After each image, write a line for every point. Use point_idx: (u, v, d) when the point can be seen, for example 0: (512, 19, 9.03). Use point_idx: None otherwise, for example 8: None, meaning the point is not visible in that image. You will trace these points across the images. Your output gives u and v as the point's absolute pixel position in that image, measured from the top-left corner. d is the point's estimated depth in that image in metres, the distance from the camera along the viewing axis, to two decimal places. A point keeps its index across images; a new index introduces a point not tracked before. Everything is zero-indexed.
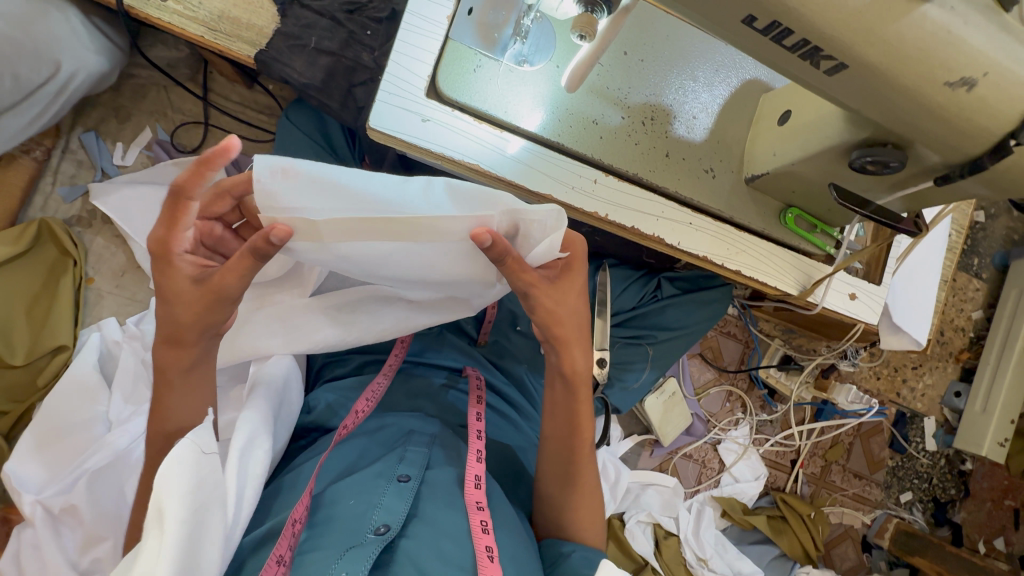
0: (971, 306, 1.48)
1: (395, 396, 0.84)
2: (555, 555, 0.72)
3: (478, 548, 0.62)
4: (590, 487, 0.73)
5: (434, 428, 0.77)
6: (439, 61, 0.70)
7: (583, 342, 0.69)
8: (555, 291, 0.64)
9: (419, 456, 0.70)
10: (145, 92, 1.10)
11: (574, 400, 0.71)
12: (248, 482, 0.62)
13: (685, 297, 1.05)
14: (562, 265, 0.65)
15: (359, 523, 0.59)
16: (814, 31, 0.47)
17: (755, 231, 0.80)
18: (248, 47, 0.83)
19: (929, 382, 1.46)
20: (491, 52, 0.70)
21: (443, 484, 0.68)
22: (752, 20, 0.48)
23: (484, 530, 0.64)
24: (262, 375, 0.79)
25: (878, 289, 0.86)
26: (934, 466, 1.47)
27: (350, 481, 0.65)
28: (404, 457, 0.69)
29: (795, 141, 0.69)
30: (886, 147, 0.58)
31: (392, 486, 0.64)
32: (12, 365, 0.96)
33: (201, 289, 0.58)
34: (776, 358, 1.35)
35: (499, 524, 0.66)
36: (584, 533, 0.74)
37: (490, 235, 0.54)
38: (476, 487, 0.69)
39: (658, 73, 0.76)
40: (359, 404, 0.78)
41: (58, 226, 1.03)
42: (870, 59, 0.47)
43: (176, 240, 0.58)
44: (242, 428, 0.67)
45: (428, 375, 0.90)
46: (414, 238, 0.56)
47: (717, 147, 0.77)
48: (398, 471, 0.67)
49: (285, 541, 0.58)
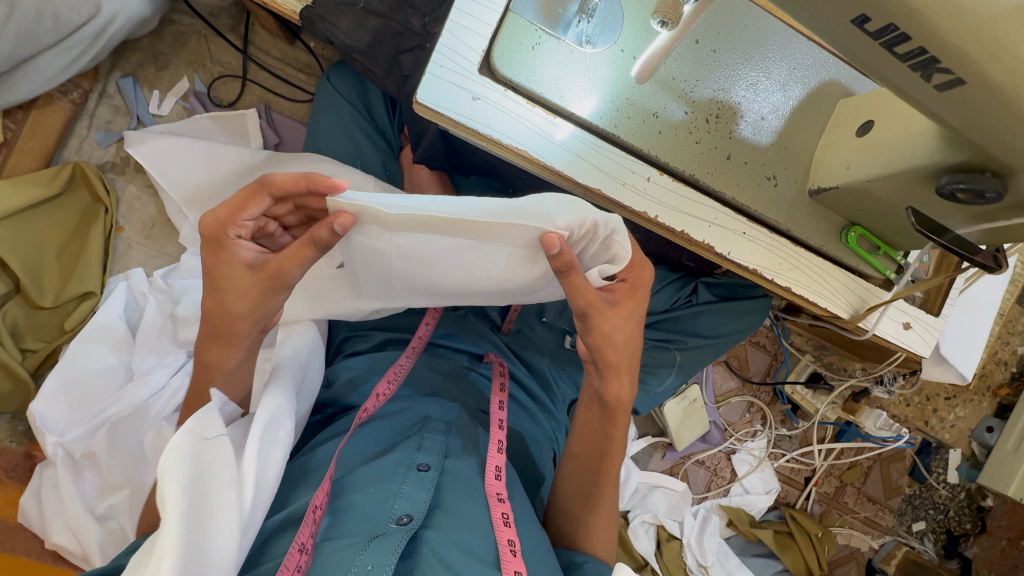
0: (1017, 341, 1.41)
1: (415, 377, 0.83)
2: (567, 562, 0.70)
3: (500, 541, 0.61)
4: (610, 497, 0.72)
5: (453, 415, 0.75)
6: (496, 34, 0.65)
7: (631, 371, 0.67)
8: (615, 317, 0.60)
9: (437, 444, 0.68)
10: (185, 40, 1.06)
11: (609, 427, 0.70)
12: (268, 464, 0.60)
13: (721, 304, 1.01)
14: (626, 289, 0.61)
15: (380, 512, 0.59)
16: (936, 41, 0.41)
17: (811, 247, 0.75)
18: (294, 2, 0.79)
19: (960, 414, 1.40)
20: (553, 29, 0.65)
21: (463, 474, 0.66)
22: (864, 21, 0.43)
23: (507, 522, 0.63)
24: (285, 350, 0.77)
25: (936, 321, 0.80)
26: (952, 499, 1.43)
27: (369, 468, 0.64)
28: (423, 445, 0.67)
29: (874, 156, 0.63)
30: (985, 176, 0.52)
31: (412, 475, 0.63)
32: (41, 306, 0.97)
33: (257, 274, 0.59)
34: (804, 375, 1.29)
35: (519, 514, 0.65)
36: (597, 544, 0.73)
37: (560, 243, 0.52)
38: (497, 478, 0.68)
39: (729, 66, 0.69)
40: (381, 386, 0.76)
41: (92, 171, 1.02)
42: (993, 77, 0.41)
43: (233, 223, 0.59)
44: (268, 404, 0.65)
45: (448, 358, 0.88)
46: (476, 237, 0.53)
47: (784, 153, 0.71)
48: (417, 459, 0.65)
49: (308, 528, 0.57)
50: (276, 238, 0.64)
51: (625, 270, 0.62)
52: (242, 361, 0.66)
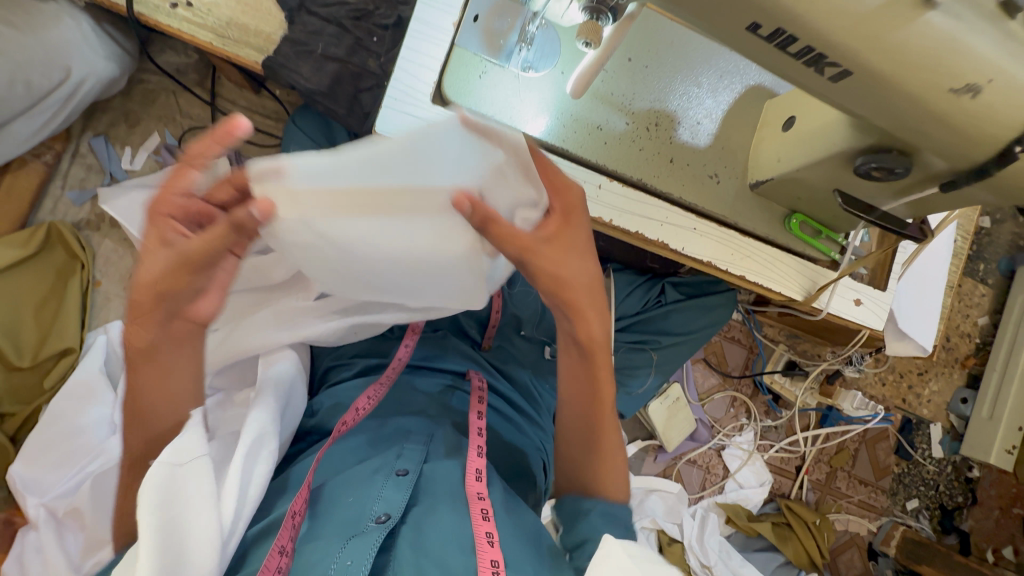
0: (976, 313, 1.48)
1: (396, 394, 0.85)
2: (575, 510, 0.70)
3: (478, 534, 0.62)
4: (605, 440, 0.72)
5: (435, 429, 0.78)
6: (445, 67, 0.71)
7: (602, 307, 0.66)
8: (552, 251, 0.59)
9: (416, 452, 0.72)
10: (154, 97, 1.11)
11: (593, 367, 0.70)
12: (251, 483, 0.62)
13: (688, 302, 1.06)
14: (557, 214, 0.60)
15: (359, 514, 0.62)
16: (819, 39, 0.47)
17: (760, 237, 0.80)
18: (256, 54, 0.84)
19: (935, 389, 1.45)
20: (497, 58, 0.70)
21: (442, 478, 0.69)
22: (757, 28, 0.48)
23: (484, 517, 0.64)
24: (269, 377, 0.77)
25: (884, 295, 0.85)
26: (940, 474, 1.46)
27: (351, 478, 0.67)
28: (402, 453, 0.71)
29: (799, 148, 0.69)
30: (891, 154, 0.58)
31: (390, 480, 0.67)
32: (18, 367, 0.97)
33: (171, 256, 0.55)
34: (781, 364, 1.33)
35: (500, 509, 0.67)
36: (606, 485, 0.72)
37: (470, 202, 0.49)
38: (477, 480, 0.69)
39: (662, 79, 0.76)
40: (359, 401, 0.79)
41: (67, 229, 1.04)
42: (875, 65, 0.47)
43: (168, 202, 0.54)
44: (251, 429, 0.66)
45: (426, 378, 0.90)
46: (391, 211, 0.49)
47: (722, 152, 0.78)
48: (396, 465, 0.69)
49: (286, 532, 0.60)
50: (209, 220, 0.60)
51: (552, 197, 0.60)
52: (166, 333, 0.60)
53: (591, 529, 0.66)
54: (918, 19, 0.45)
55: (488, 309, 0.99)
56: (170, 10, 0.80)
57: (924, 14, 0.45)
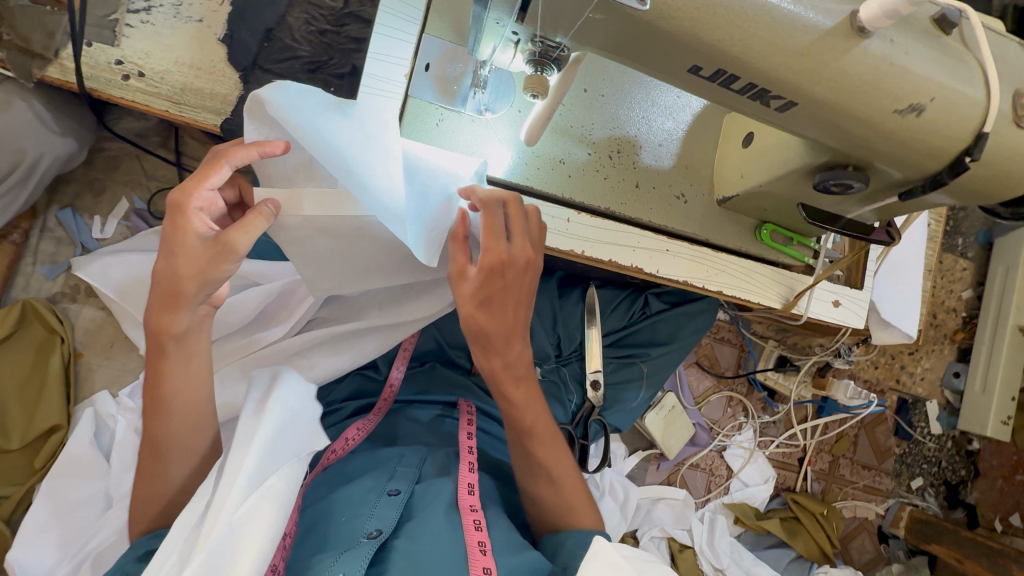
0: (960, 287, 1.49)
1: (384, 429, 0.88)
2: (554, 546, 0.71)
3: (472, 543, 0.66)
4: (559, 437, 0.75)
5: (427, 451, 0.83)
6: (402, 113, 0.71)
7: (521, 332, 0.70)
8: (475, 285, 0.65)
9: (409, 472, 0.77)
10: (118, 163, 1.08)
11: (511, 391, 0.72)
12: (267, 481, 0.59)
13: (672, 311, 1.06)
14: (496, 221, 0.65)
15: (353, 530, 0.67)
16: (762, 75, 0.47)
17: (732, 250, 0.81)
18: (214, 116, 0.83)
19: (928, 366, 1.47)
20: (452, 104, 0.70)
21: (433, 494, 0.73)
22: (698, 70, 0.48)
23: (477, 527, 0.69)
24: (282, 397, 0.66)
25: (861, 293, 0.87)
26: (941, 449, 1.48)
27: (344, 497, 0.72)
28: (395, 474, 0.76)
29: (759, 164, 0.69)
30: (848, 169, 0.58)
31: (383, 499, 0.71)
32: (5, 450, 0.96)
33: (212, 244, 0.61)
34: (772, 361, 1.35)
35: (492, 522, 0.71)
36: (579, 501, 0.75)
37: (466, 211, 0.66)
38: (469, 493, 0.73)
39: (620, 105, 0.76)
40: (349, 432, 0.83)
41: (42, 305, 1.02)
42: (818, 94, 0.48)
43: (196, 196, 0.62)
44: (266, 433, 0.61)
45: (419, 410, 0.92)
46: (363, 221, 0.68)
47: (686, 171, 0.78)
48: (388, 486, 0.74)
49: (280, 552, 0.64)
50: (221, 218, 0.68)
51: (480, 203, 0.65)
52: (191, 330, 0.65)
53: (571, 558, 0.68)
54: (854, 47, 0.46)
55: None
56: (122, 83, 0.80)
57: (859, 42, 0.45)
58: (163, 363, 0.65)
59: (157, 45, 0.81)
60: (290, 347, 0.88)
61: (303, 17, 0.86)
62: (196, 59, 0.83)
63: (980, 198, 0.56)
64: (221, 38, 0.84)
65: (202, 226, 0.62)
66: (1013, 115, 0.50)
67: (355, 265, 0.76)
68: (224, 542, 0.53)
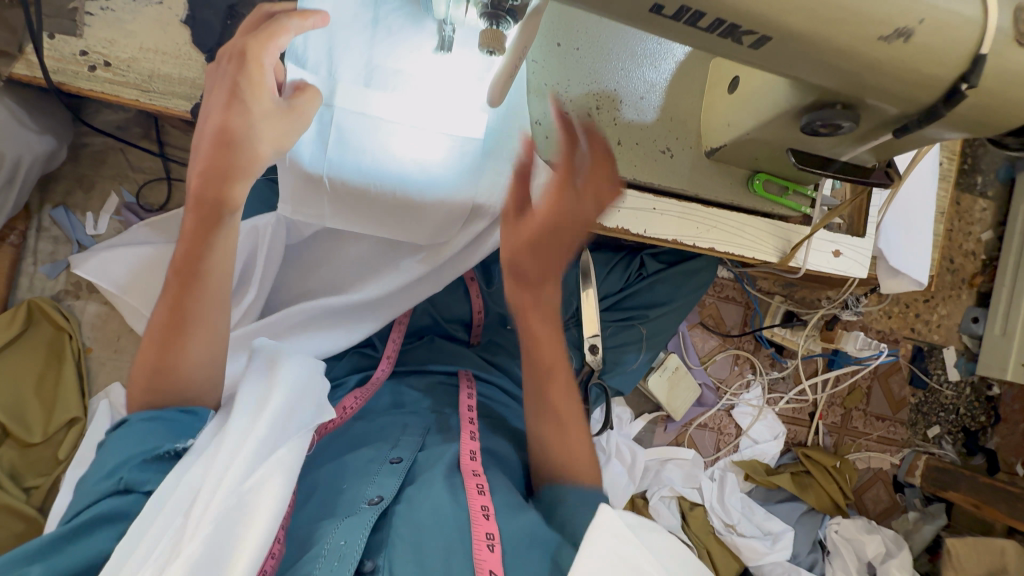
0: (979, 228, 1.42)
1: (381, 401, 0.88)
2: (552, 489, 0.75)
3: (473, 506, 0.66)
4: None
5: (429, 422, 0.83)
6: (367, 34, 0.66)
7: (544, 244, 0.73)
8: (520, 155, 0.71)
9: (412, 442, 0.78)
10: (103, 157, 1.08)
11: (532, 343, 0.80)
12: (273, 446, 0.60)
13: (670, 271, 1.04)
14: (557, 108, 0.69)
15: (356, 495, 0.68)
16: (728, 9, 0.43)
17: (724, 204, 0.78)
18: (184, 102, 0.81)
19: (943, 313, 1.42)
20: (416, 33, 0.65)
21: (437, 457, 0.74)
22: (660, 9, 0.44)
23: (480, 490, 0.69)
24: (283, 374, 0.67)
25: (864, 241, 0.83)
26: (959, 396, 1.44)
27: (348, 465, 0.73)
28: (398, 444, 0.77)
29: (745, 110, 0.65)
30: (836, 109, 0.54)
31: (385, 467, 0.73)
32: (31, 444, 0.99)
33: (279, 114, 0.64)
34: (779, 316, 1.31)
35: (495, 487, 0.71)
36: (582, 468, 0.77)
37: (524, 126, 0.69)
38: (472, 459, 0.74)
39: (597, 58, 0.72)
40: (347, 400, 0.85)
41: (47, 304, 1.05)
42: (791, 25, 0.44)
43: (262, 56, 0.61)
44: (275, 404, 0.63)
45: (418, 379, 0.93)
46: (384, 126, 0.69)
47: (671, 124, 0.74)
48: (391, 454, 0.75)
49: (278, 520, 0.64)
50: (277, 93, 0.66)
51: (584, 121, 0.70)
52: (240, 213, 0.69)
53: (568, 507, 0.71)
54: None
55: (469, 311, 0.99)
56: (89, 74, 0.78)
57: None
58: (206, 241, 0.68)
59: (121, 32, 0.80)
60: (258, 327, 0.86)
61: None
62: (161, 44, 0.80)
63: (984, 128, 0.51)
64: (184, 19, 0.81)
65: (273, 86, 0.63)
66: (1014, 32, 0.45)
67: (361, 193, 0.75)
68: (233, 509, 0.53)
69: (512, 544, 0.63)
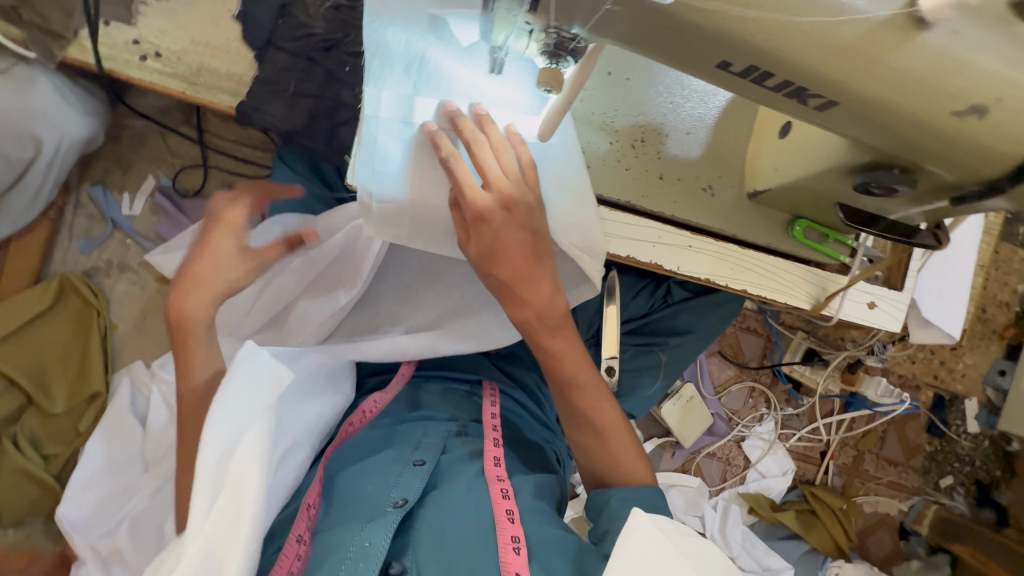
0: (1016, 280, 1.39)
1: (400, 402, 0.88)
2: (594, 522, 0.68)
3: (498, 512, 0.65)
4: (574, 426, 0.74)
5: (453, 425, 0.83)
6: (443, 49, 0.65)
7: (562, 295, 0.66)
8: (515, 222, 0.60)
9: (434, 443, 0.77)
10: (144, 140, 1.09)
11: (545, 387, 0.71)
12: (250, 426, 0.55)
13: (696, 300, 1.02)
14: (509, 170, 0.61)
15: (378, 500, 0.67)
16: (799, 72, 0.42)
17: (760, 246, 0.77)
18: (229, 98, 0.82)
19: (969, 362, 1.38)
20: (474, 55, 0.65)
21: (458, 465, 0.73)
22: (727, 66, 0.43)
23: (505, 496, 0.67)
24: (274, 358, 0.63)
25: (901, 295, 0.81)
26: (976, 448, 1.40)
27: (370, 467, 0.72)
28: (420, 445, 0.77)
29: (794, 159, 0.64)
30: (893, 173, 0.53)
31: (408, 469, 0.72)
32: (52, 413, 1.01)
33: None
34: (800, 354, 1.29)
35: (518, 489, 0.70)
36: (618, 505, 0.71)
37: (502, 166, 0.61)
38: (496, 465, 0.73)
39: (647, 90, 0.71)
40: (367, 403, 0.85)
41: (78, 280, 1.07)
42: (862, 94, 0.43)
43: None
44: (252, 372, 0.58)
45: (451, 386, 0.93)
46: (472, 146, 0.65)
47: (715, 162, 0.73)
48: (414, 456, 0.74)
49: (302, 523, 0.65)
50: None
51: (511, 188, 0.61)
52: None
53: (613, 520, 0.64)
54: (910, 42, 0.40)
55: None
56: (140, 64, 0.79)
57: (916, 36, 0.40)
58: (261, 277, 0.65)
59: (173, 24, 0.80)
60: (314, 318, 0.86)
61: None
62: (211, 38, 0.81)
63: None
64: (236, 14, 0.82)
65: None
66: None
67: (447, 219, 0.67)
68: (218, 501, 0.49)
69: (539, 548, 0.61)
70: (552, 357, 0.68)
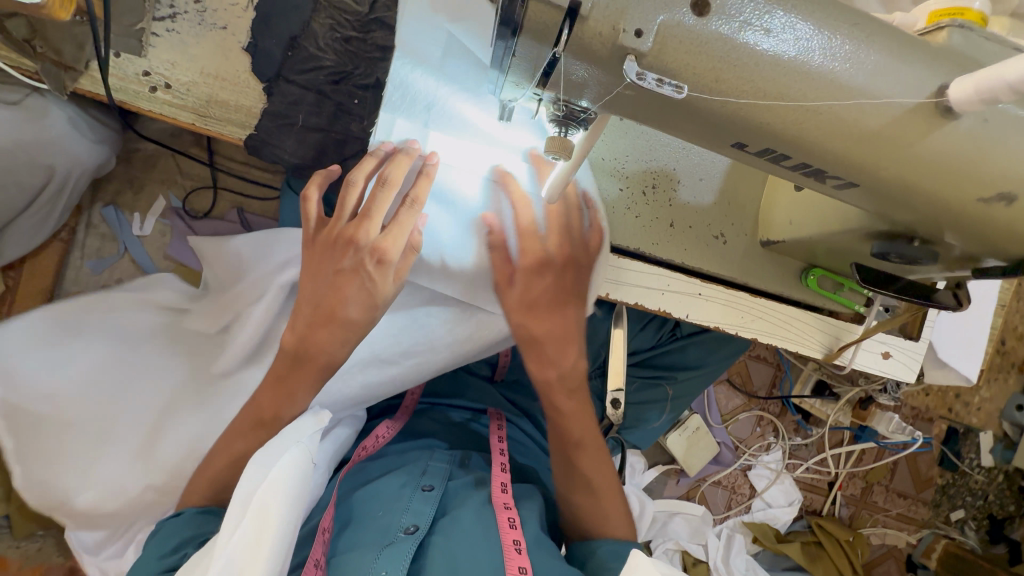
0: None
1: (409, 427, 0.87)
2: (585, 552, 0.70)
3: (507, 542, 0.64)
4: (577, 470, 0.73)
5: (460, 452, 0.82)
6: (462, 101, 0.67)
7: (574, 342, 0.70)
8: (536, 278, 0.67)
9: (440, 469, 0.76)
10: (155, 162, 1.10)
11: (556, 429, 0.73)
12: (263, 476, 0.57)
13: (705, 335, 1.01)
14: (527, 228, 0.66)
15: (390, 525, 0.66)
16: (818, 156, 0.41)
17: (774, 294, 0.75)
18: (239, 130, 0.82)
19: (986, 396, 1.36)
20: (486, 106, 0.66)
21: (464, 491, 0.72)
22: (742, 146, 0.42)
23: (512, 525, 0.67)
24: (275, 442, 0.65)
25: (917, 345, 0.79)
26: (990, 483, 1.36)
27: (379, 492, 0.72)
28: (427, 470, 0.75)
29: (811, 215, 0.62)
30: (913, 244, 0.50)
31: (417, 494, 0.71)
32: None
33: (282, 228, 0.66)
34: (809, 386, 1.26)
35: (526, 518, 0.69)
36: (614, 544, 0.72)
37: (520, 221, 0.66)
38: (503, 492, 0.73)
39: (660, 136, 0.70)
40: (381, 428, 0.85)
41: None
42: (887, 176, 0.41)
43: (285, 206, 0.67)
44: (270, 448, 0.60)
45: (449, 413, 0.92)
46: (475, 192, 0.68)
47: (729, 208, 0.71)
48: (422, 482, 0.73)
49: (320, 546, 0.65)
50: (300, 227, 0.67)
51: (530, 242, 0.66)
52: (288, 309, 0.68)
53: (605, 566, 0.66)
54: (938, 128, 0.39)
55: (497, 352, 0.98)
56: (150, 95, 0.79)
57: (944, 122, 0.38)
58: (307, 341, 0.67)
59: (183, 55, 0.80)
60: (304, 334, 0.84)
61: (328, 23, 0.81)
62: (221, 70, 0.80)
63: None
64: (246, 46, 0.81)
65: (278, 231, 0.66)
66: None
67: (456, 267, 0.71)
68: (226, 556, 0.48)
69: None
70: (559, 412, 0.73)
